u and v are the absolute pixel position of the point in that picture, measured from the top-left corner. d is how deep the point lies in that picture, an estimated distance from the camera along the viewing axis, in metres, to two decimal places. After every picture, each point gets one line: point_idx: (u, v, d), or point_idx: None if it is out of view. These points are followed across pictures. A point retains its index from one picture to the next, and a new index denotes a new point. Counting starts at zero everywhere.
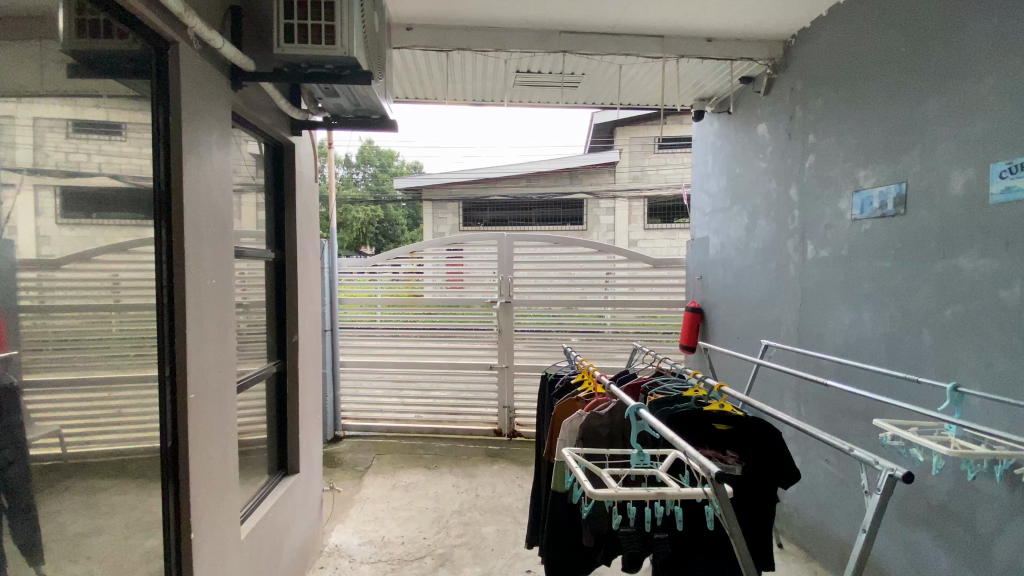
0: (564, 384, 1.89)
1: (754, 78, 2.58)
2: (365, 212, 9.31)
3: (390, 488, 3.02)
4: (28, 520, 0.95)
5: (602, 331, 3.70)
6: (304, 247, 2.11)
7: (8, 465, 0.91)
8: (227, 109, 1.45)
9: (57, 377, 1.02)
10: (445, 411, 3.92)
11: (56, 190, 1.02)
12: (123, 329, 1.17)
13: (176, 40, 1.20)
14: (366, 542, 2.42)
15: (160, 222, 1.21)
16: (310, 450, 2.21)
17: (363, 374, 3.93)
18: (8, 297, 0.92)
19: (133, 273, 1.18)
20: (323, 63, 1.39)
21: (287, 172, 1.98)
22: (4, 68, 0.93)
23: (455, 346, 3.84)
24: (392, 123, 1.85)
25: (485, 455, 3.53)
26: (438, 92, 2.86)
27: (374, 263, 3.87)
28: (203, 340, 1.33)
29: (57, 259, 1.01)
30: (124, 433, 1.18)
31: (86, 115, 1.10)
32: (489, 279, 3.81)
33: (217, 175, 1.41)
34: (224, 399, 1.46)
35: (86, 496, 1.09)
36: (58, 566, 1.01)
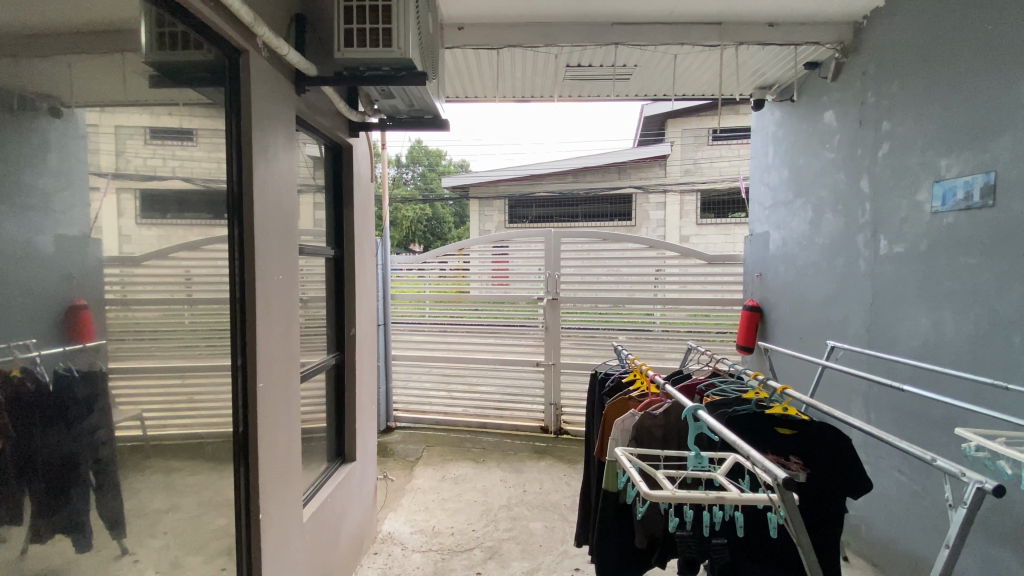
0: (615, 383, 1.87)
1: (820, 63, 2.43)
2: (414, 210, 9.53)
3: (439, 479, 3.09)
4: (112, 495, 1.02)
5: (651, 330, 3.61)
6: (361, 245, 2.20)
7: (98, 446, 0.99)
8: (291, 112, 1.53)
9: (139, 366, 1.09)
10: (492, 406, 3.96)
11: (135, 192, 1.07)
12: (194, 322, 1.25)
13: (246, 50, 1.29)
14: (417, 531, 2.49)
15: (234, 223, 1.32)
16: (366, 440, 2.30)
17: (412, 368, 4.05)
18: (96, 292, 0.97)
19: (203, 271, 1.26)
20: (380, 66, 1.42)
21: (345, 172, 2.06)
22: (98, 79, 0.98)
23: (502, 342, 3.87)
24: (444, 123, 1.88)
25: (531, 451, 3.54)
26: (488, 89, 2.89)
27: (424, 260, 3.98)
28: (271, 331, 1.43)
29: (137, 256, 1.08)
30: (197, 418, 1.26)
31: (165, 122, 1.16)
32: (536, 275, 3.80)
33: (283, 176, 1.49)
34: (288, 387, 1.54)
35: (165, 477, 1.16)
36: (139, 540, 1.09)
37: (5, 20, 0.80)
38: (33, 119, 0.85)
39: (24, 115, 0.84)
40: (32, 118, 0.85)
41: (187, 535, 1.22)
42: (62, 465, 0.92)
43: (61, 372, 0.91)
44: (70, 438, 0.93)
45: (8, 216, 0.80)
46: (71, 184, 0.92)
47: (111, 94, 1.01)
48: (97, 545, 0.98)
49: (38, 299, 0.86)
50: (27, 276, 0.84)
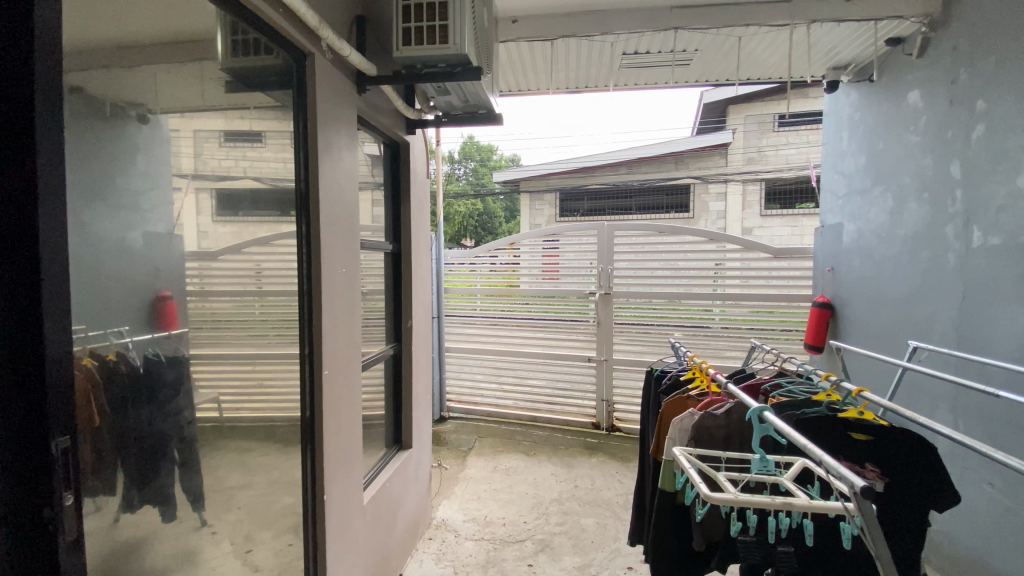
0: (673, 381, 1.82)
1: (904, 39, 2.23)
2: (466, 206, 9.67)
3: (491, 470, 3.14)
4: (192, 471, 1.11)
5: (709, 327, 3.48)
6: (418, 239, 2.26)
7: (178, 429, 1.06)
8: (353, 112, 1.60)
9: (216, 352, 1.17)
10: (543, 400, 3.96)
11: (211, 192, 1.14)
12: (265, 313, 1.32)
13: (311, 53, 1.38)
14: (470, 519, 2.55)
15: (302, 220, 1.41)
16: (422, 429, 2.37)
17: (465, 360, 4.13)
18: (178, 284, 1.05)
19: (273, 265, 1.34)
20: (437, 63, 1.45)
21: (403, 168, 2.12)
22: (179, 86, 1.05)
23: (553, 336, 3.87)
24: (498, 117, 1.88)
25: (583, 446, 3.52)
26: (542, 82, 2.87)
27: (475, 255, 4.05)
28: (334, 321, 1.51)
29: (213, 251, 1.15)
30: (268, 403, 1.34)
31: (239, 125, 1.23)
32: (588, 270, 3.76)
33: (345, 173, 1.57)
34: (350, 375, 1.63)
35: (239, 456, 1.24)
36: (217, 513, 1.17)
37: (101, 33, 0.87)
38: (122, 126, 0.92)
39: (115, 121, 0.90)
40: (122, 123, 0.92)
41: (258, 511, 1.31)
42: (152, 443, 1.01)
43: (149, 357, 1.00)
44: (159, 417, 1.02)
45: (104, 215, 0.88)
46: (155, 184, 0.99)
47: (190, 100, 1.08)
48: (179, 516, 1.07)
49: (129, 290, 0.94)
50: (121, 270, 0.92)
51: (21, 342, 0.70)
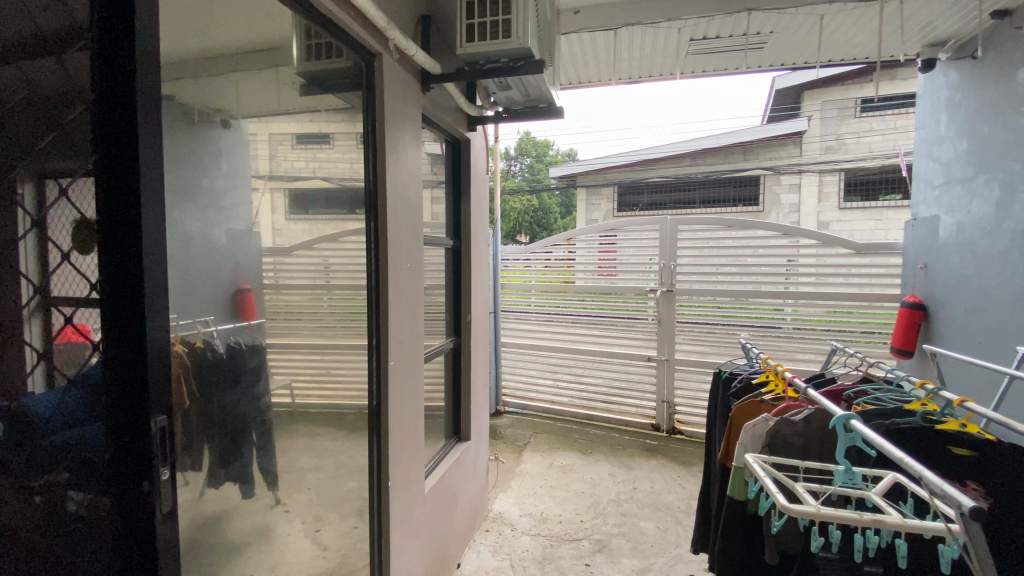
0: (743, 384, 1.73)
1: (1014, 10, 1.99)
2: (521, 201, 9.70)
3: (547, 466, 3.13)
4: (268, 452, 1.18)
5: (780, 327, 3.29)
6: (477, 234, 2.28)
7: (255, 412, 1.13)
8: (417, 110, 1.64)
9: (290, 342, 1.24)
10: (600, 400, 3.90)
11: (285, 191, 1.20)
12: (333, 305, 1.38)
13: (379, 53, 1.43)
14: (526, 514, 2.56)
15: (370, 217, 1.48)
16: (480, 423, 2.41)
17: (522, 356, 4.15)
18: (256, 278, 1.12)
19: (341, 261, 1.39)
20: (499, 58, 1.45)
21: (463, 164, 2.16)
22: (260, 92, 1.12)
23: (611, 334, 3.81)
24: (559, 110, 1.86)
25: (641, 448, 3.43)
26: (604, 73, 2.81)
27: (531, 252, 4.08)
28: (399, 314, 1.57)
29: (287, 247, 1.22)
30: (337, 391, 1.41)
31: (312, 126, 1.29)
32: (647, 266, 3.66)
33: (409, 170, 1.62)
34: (412, 367, 1.68)
35: (310, 440, 1.32)
36: (289, 493, 1.24)
37: (196, 44, 0.93)
38: (208, 130, 0.98)
39: (200, 126, 0.96)
40: (208, 128, 0.98)
41: (327, 493, 1.38)
42: (234, 425, 1.08)
43: (231, 345, 1.07)
44: (242, 401, 1.10)
45: (194, 214, 0.95)
46: (237, 183, 1.06)
47: (267, 105, 1.14)
48: (257, 493, 1.14)
49: (213, 283, 1.01)
50: (207, 264, 0.99)
51: (126, 331, 0.77)
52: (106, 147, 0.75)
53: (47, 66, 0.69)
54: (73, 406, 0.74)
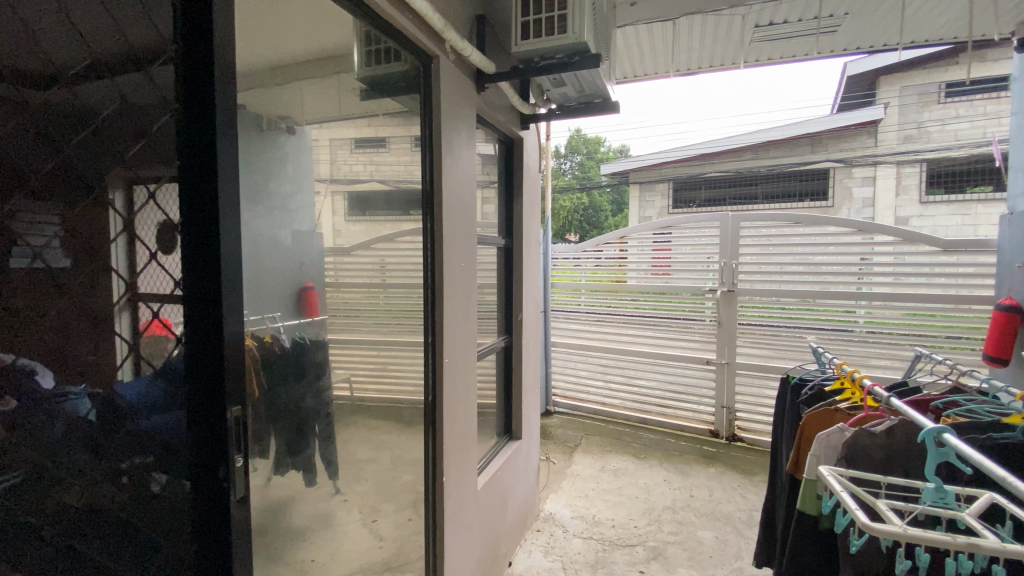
0: (815, 392, 1.63)
1: None
2: (571, 200, 9.62)
3: (599, 469, 3.08)
4: (330, 444, 1.23)
5: (852, 330, 3.08)
6: (529, 233, 2.28)
7: (318, 406, 1.18)
8: (471, 110, 1.66)
9: (350, 338, 1.29)
10: (654, 403, 3.79)
11: (344, 194, 1.24)
12: (389, 303, 1.41)
13: (436, 55, 1.45)
14: (577, 517, 2.53)
15: (427, 217, 1.51)
16: (532, 422, 2.40)
17: (573, 355, 4.12)
18: (319, 277, 1.17)
19: (397, 260, 1.43)
20: (554, 54, 1.43)
21: (516, 163, 2.16)
22: (323, 98, 1.17)
23: (665, 335, 3.69)
24: (615, 105, 1.82)
25: (698, 454, 3.30)
26: (660, 65, 2.73)
27: (582, 251, 4.03)
28: (453, 312, 1.60)
29: (347, 247, 1.26)
30: (394, 386, 1.45)
31: (371, 130, 1.33)
32: (704, 265, 3.52)
33: (464, 170, 1.64)
34: (466, 365, 1.71)
35: (369, 433, 1.36)
36: (349, 484, 1.29)
37: (269, 55, 0.99)
38: (275, 137, 1.03)
39: (269, 133, 1.01)
40: (275, 135, 1.03)
41: (384, 486, 1.42)
42: (299, 415, 1.13)
43: (296, 340, 1.12)
44: (306, 394, 1.15)
45: (262, 216, 1.00)
46: (302, 187, 1.11)
47: (329, 111, 1.19)
48: (320, 483, 1.19)
49: (280, 282, 1.06)
50: (275, 264, 1.04)
51: (206, 325, 0.83)
52: (189, 152, 0.80)
53: (136, 79, 0.74)
54: (157, 395, 0.80)
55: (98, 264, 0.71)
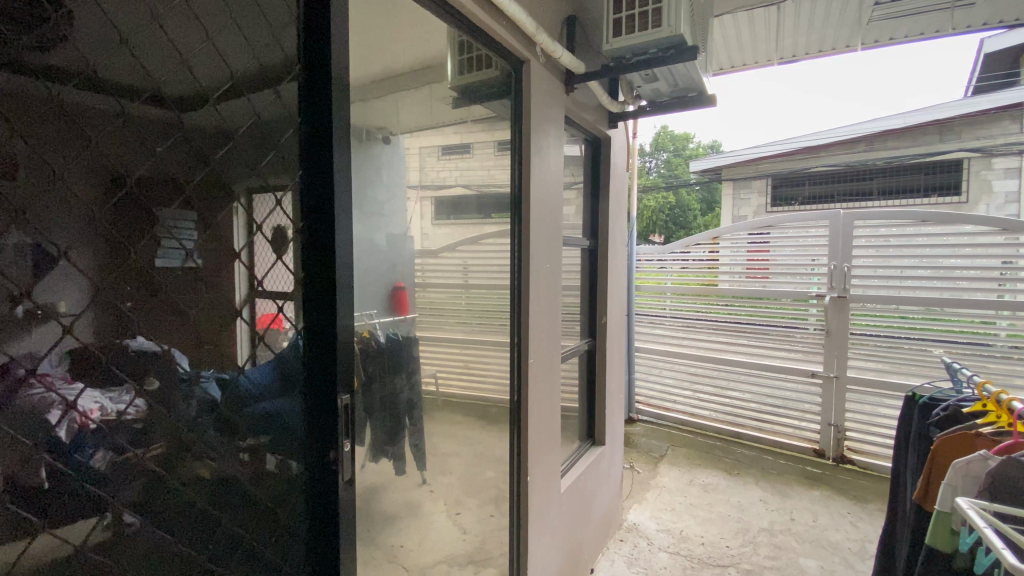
0: (949, 413, 1.42)
1: None
2: (657, 200, 9.27)
3: (686, 483, 2.94)
4: (419, 436, 1.29)
5: (994, 345, 2.67)
6: (616, 234, 2.23)
7: (409, 399, 1.25)
8: (560, 111, 1.66)
9: (438, 335, 1.34)
10: (748, 415, 3.54)
11: (431, 200, 1.30)
12: (473, 304, 1.46)
13: (527, 59, 1.47)
14: (663, 530, 2.43)
15: (516, 219, 1.53)
16: (615, 427, 2.35)
17: (657, 361, 3.97)
18: (410, 279, 1.23)
19: (479, 263, 1.47)
20: (648, 49, 1.40)
21: (603, 163, 2.13)
22: (418, 108, 1.23)
23: (762, 344, 3.44)
24: (711, 99, 1.73)
25: (800, 475, 3.03)
26: (760, 54, 2.55)
27: (669, 253, 3.88)
28: (539, 313, 1.61)
29: (434, 250, 1.32)
30: (481, 383, 1.49)
31: (456, 138, 1.37)
32: (808, 268, 3.24)
33: (551, 172, 1.65)
34: (551, 366, 1.71)
35: (454, 428, 1.41)
36: (436, 475, 1.34)
37: (376, 69, 1.06)
38: (377, 147, 1.10)
39: (371, 142, 1.08)
40: (378, 145, 1.10)
41: (468, 480, 1.47)
42: (393, 408, 1.20)
43: (390, 336, 1.19)
44: (398, 387, 1.22)
45: (363, 220, 1.07)
46: (397, 192, 1.17)
47: (423, 121, 1.25)
48: (411, 473, 1.25)
49: (377, 282, 1.13)
50: (373, 265, 1.11)
51: (322, 319, 0.91)
52: (310, 164, 0.89)
53: (267, 97, 0.83)
54: (279, 381, 0.87)
55: (232, 262, 0.78)
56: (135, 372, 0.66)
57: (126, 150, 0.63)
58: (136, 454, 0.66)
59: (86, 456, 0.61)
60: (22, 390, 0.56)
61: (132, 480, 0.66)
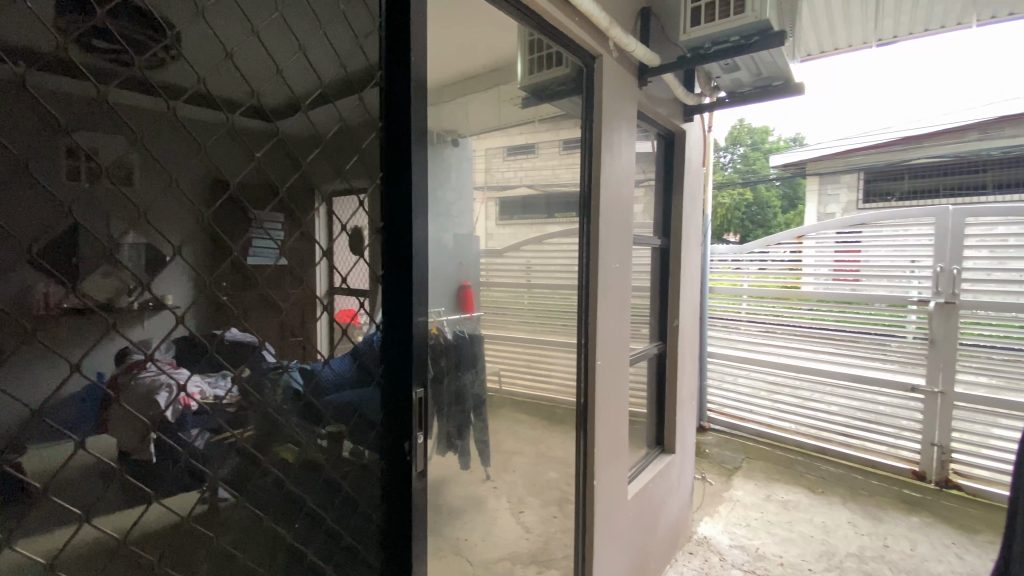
0: None
1: None
2: (732, 197, 8.80)
3: (764, 498, 2.77)
4: (484, 433, 1.30)
5: None
6: (690, 233, 2.13)
7: (473, 396, 1.27)
8: (633, 106, 1.62)
9: (502, 334, 1.35)
10: (835, 431, 3.25)
11: (495, 201, 1.31)
12: (533, 305, 1.45)
13: (600, 54, 1.44)
14: (737, 546, 2.30)
15: (585, 219, 1.49)
16: (686, 435, 2.26)
17: (730, 368, 3.76)
18: (476, 279, 1.25)
19: (541, 262, 1.47)
20: (729, 37, 1.33)
21: (677, 158, 2.05)
22: (487, 110, 1.25)
23: (850, 352, 3.17)
24: (800, 87, 1.62)
25: (896, 498, 2.76)
26: (854, 38, 2.35)
27: (745, 253, 3.68)
28: (608, 313, 1.57)
29: (498, 250, 1.33)
30: (545, 383, 1.49)
31: (520, 138, 1.37)
32: (906, 270, 2.96)
33: (623, 169, 1.60)
34: (619, 369, 1.67)
35: (517, 426, 1.42)
36: (499, 473, 1.36)
37: (450, 73, 1.10)
38: (448, 148, 1.13)
39: (443, 144, 1.11)
40: (448, 147, 1.13)
41: (532, 480, 1.47)
42: (458, 402, 1.23)
43: (457, 333, 1.21)
44: (465, 384, 1.24)
45: (433, 219, 1.10)
46: (464, 192, 1.19)
47: (491, 122, 1.27)
48: (476, 470, 1.27)
49: (444, 279, 1.16)
50: (441, 264, 1.14)
51: (399, 314, 0.95)
52: (390, 166, 0.93)
53: (353, 102, 0.87)
54: (357, 372, 0.92)
55: (319, 259, 0.83)
56: (232, 359, 0.71)
57: (229, 156, 0.69)
58: (232, 434, 0.72)
59: (188, 436, 0.67)
60: (138, 374, 0.61)
61: (227, 459, 0.72)
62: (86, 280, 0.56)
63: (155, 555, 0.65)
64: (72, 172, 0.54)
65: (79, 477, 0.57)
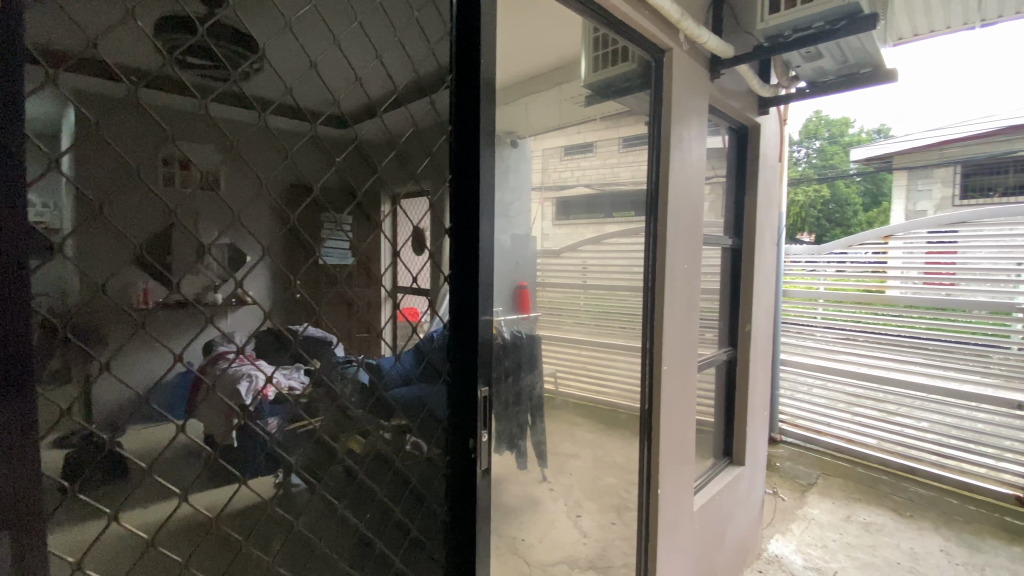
0: None
1: None
2: (807, 194, 8.25)
3: (842, 518, 2.57)
4: (541, 434, 1.29)
5: None
6: (763, 232, 2.01)
7: (532, 395, 1.27)
8: (705, 100, 1.55)
9: (559, 335, 1.34)
10: (925, 449, 2.96)
11: (552, 201, 1.30)
12: (588, 306, 1.43)
13: (669, 47, 1.39)
14: (811, 567, 2.15)
15: (652, 219, 1.43)
16: (756, 446, 2.14)
17: (801, 376, 3.52)
18: (533, 280, 1.25)
19: (596, 262, 1.45)
20: (812, 22, 1.24)
21: (751, 153, 1.94)
22: (548, 110, 1.25)
23: (944, 363, 2.89)
24: (892, 73, 1.49)
25: (998, 526, 2.48)
26: (956, 17, 2.13)
27: (822, 253, 3.46)
28: (675, 316, 1.51)
29: (556, 250, 1.32)
30: (603, 384, 1.47)
31: (580, 137, 1.36)
32: (1012, 273, 2.66)
33: (693, 166, 1.54)
34: (685, 374, 1.61)
35: (573, 428, 1.40)
36: (557, 474, 1.35)
37: (513, 75, 1.11)
38: (511, 149, 1.13)
39: (507, 145, 1.12)
40: (511, 147, 1.13)
41: (588, 484, 1.45)
42: (516, 402, 1.23)
43: (514, 333, 1.22)
44: (523, 383, 1.24)
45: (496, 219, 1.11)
46: (523, 192, 1.19)
47: (552, 121, 1.27)
48: (534, 470, 1.26)
49: (504, 278, 1.16)
50: (503, 263, 1.14)
51: (465, 313, 0.96)
52: (458, 167, 0.94)
53: (424, 106, 0.89)
54: (424, 369, 0.94)
55: (390, 259, 0.85)
56: (309, 353, 0.75)
57: (310, 160, 0.72)
58: (308, 424, 0.76)
59: (266, 424, 0.71)
60: (225, 364, 0.65)
61: (303, 447, 0.75)
62: (182, 278, 0.60)
63: (240, 534, 0.69)
64: (171, 178, 0.59)
65: (176, 458, 0.61)
